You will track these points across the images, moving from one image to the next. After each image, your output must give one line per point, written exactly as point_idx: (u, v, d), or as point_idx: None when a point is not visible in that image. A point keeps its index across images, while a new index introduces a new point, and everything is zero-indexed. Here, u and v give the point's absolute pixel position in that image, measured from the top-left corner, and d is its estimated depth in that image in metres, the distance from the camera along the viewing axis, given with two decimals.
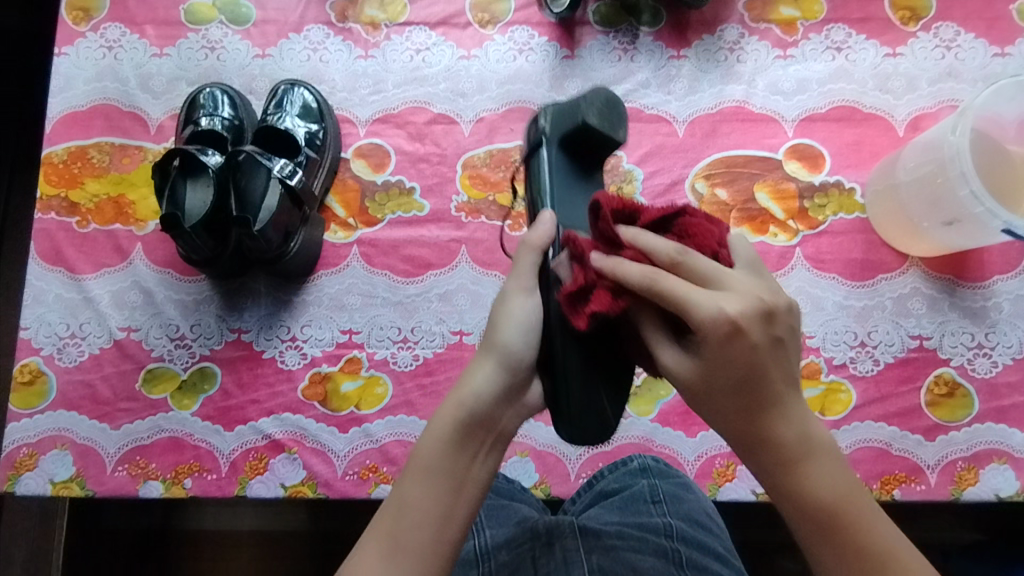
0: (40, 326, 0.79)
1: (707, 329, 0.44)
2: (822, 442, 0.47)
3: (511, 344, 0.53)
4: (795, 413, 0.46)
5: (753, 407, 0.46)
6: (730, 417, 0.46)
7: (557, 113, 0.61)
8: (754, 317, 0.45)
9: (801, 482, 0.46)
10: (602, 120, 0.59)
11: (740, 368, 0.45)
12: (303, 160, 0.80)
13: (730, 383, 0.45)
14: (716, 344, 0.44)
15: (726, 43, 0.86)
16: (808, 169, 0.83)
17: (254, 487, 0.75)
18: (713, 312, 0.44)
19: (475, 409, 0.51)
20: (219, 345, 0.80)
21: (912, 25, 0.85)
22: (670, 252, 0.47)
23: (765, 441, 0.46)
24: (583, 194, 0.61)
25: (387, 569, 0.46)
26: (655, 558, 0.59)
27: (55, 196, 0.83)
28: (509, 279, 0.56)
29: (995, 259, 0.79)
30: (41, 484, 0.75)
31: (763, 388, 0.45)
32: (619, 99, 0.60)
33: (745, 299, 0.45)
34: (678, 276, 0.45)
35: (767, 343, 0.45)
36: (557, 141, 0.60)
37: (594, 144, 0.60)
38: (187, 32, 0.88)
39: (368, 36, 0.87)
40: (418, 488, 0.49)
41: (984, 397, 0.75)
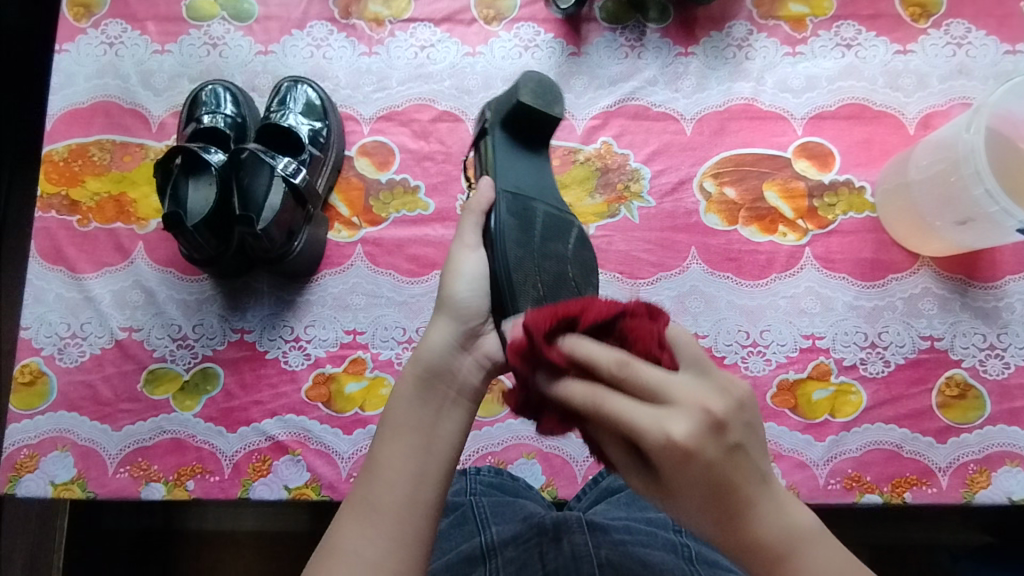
0: (40, 326, 0.78)
1: (659, 455, 0.40)
2: (803, 522, 0.42)
3: (459, 296, 0.55)
4: (772, 503, 0.42)
5: (730, 512, 0.41)
6: (706, 527, 0.42)
7: (499, 106, 0.65)
8: (704, 435, 0.40)
9: (791, 574, 0.41)
10: (536, 98, 0.62)
11: (704, 485, 0.40)
12: (307, 158, 0.80)
13: (699, 499, 0.41)
14: (672, 469, 0.40)
15: (734, 40, 0.85)
16: (817, 167, 0.82)
17: (257, 489, 0.74)
18: (660, 440, 0.40)
19: (432, 362, 0.52)
20: (221, 345, 0.79)
21: (922, 21, 0.84)
22: (609, 360, 0.43)
23: (750, 539, 0.41)
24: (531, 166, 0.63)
25: (366, 530, 0.44)
26: (665, 552, 0.58)
27: (55, 194, 0.82)
28: (455, 244, 0.59)
29: (1006, 259, 0.78)
30: (41, 486, 0.74)
31: (727, 495, 0.41)
32: (552, 82, 0.64)
33: (692, 415, 0.40)
34: (624, 394, 0.42)
35: (723, 457, 0.40)
36: (500, 124, 0.64)
37: (533, 123, 0.63)
38: (188, 28, 0.87)
39: (372, 32, 0.87)
40: (389, 447, 0.48)
41: (996, 399, 0.75)
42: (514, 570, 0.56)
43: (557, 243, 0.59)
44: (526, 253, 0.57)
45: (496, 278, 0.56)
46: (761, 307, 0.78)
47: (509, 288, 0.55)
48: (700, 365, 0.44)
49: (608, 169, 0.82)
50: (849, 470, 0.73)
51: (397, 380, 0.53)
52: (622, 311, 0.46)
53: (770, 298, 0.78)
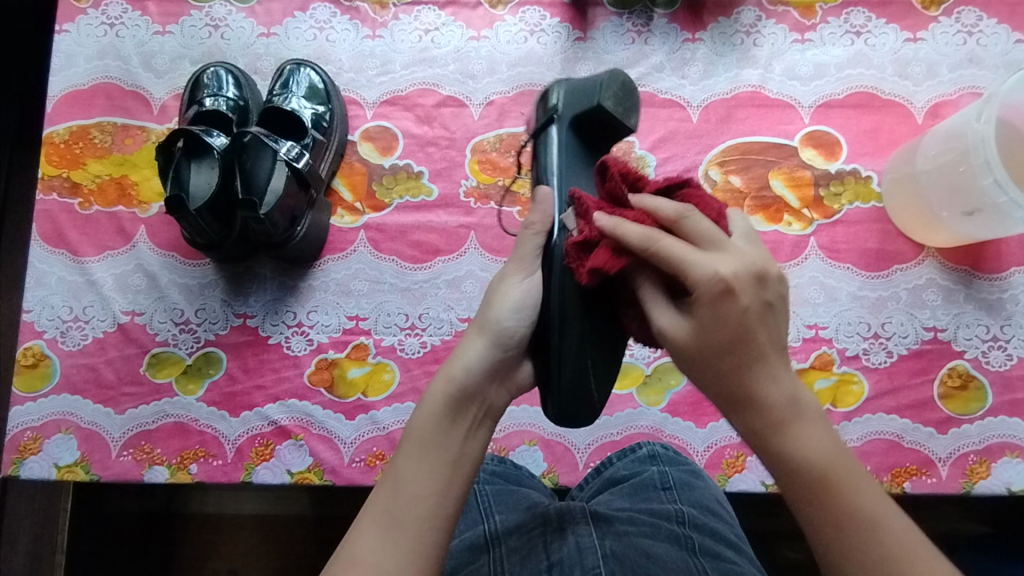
0: (42, 309, 0.78)
1: (704, 287, 0.44)
2: (811, 404, 0.46)
3: (504, 323, 0.54)
4: (786, 372, 0.46)
5: (746, 365, 0.45)
6: (720, 376, 0.45)
7: (573, 96, 0.63)
8: (747, 280, 0.45)
9: (789, 442, 0.45)
10: (616, 104, 0.60)
11: (734, 328, 0.44)
12: (310, 142, 0.79)
13: (721, 344, 0.45)
14: (711, 304, 0.44)
15: (743, 26, 0.84)
16: (824, 156, 0.81)
17: (260, 473, 0.74)
18: (709, 273, 0.44)
19: (464, 383, 0.52)
20: (224, 329, 0.79)
21: (932, 9, 0.83)
22: (672, 207, 0.47)
23: (759, 398, 0.45)
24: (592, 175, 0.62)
25: (386, 543, 0.44)
26: (668, 544, 0.58)
27: (56, 176, 0.81)
28: (510, 259, 0.57)
29: (1012, 250, 0.78)
30: (45, 468, 0.74)
31: (750, 344, 0.45)
32: (634, 88, 0.62)
33: (740, 262, 0.45)
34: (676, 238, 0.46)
35: (759, 306, 0.45)
36: (569, 121, 0.62)
37: (603, 127, 0.62)
38: (190, 9, 0.86)
39: (375, 15, 0.86)
40: (415, 462, 0.48)
41: (998, 390, 0.75)
42: (518, 559, 0.57)
43: None
44: None
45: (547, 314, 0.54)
46: None
47: (557, 320, 0.53)
48: (751, 238, 0.49)
49: (612, 157, 0.82)
50: None
51: (424, 392, 0.52)
52: (684, 184, 0.51)
53: None
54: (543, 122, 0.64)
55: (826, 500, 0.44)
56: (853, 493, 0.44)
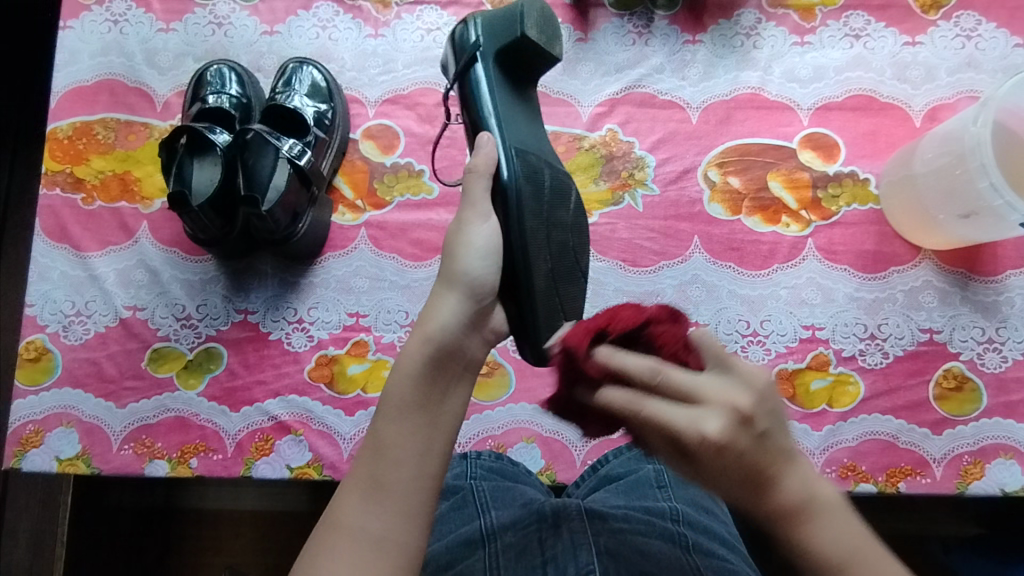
0: (45, 303, 0.79)
1: (694, 447, 0.43)
2: (831, 500, 0.44)
3: (473, 271, 0.53)
4: (801, 479, 0.44)
5: (758, 493, 0.43)
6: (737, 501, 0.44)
7: (494, 25, 0.62)
8: (734, 427, 0.43)
9: (815, 550, 0.43)
10: (539, 32, 0.62)
11: (734, 466, 0.43)
12: (312, 139, 0.79)
13: (729, 482, 0.43)
14: (707, 460, 0.43)
15: (743, 28, 0.85)
16: (822, 158, 0.82)
17: (260, 467, 0.75)
18: (694, 435, 0.43)
19: (443, 340, 0.50)
20: (226, 325, 0.79)
21: (932, 13, 0.84)
22: (641, 368, 0.46)
23: (776, 514, 0.43)
24: (522, 111, 0.64)
25: (369, 508, 0.45)
26: (662, 541, 0.59)
27: (60, 171, 0.82)
28: (463, 208, 0.56)
29: (1008, 253, 0.79)
30: (46, 461, 0.75)
31: (760, 476, 0.43)
32: (551, 16, 0.64)
33: (721, 413, 0.44)
34: (659, 397, 0.45)
35: (753, 445, 0.43)
36: (494, 56, 0.62)
37: (528, 57, 0.63)
38: (194, 6, 0.86)
39: (378, 14, 0.86)
40: (393, 423, 0.48)
41: (993, 392, 0.75)
42: (513, 555, 0.57)
43: (561, 208, 0.61)
44: (539, 222, 0.57)
45: (511, 250, 0.55)
46: (762, 297, 0.79)
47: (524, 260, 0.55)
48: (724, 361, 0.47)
49: (612, 157, 0.82)
50: (844, 459, 0.74)
51: (401, 352, 0.51)
52: (649, 319, 0.49)
53: (771, 288, 0.79)
54: (464, 62, 0.62)
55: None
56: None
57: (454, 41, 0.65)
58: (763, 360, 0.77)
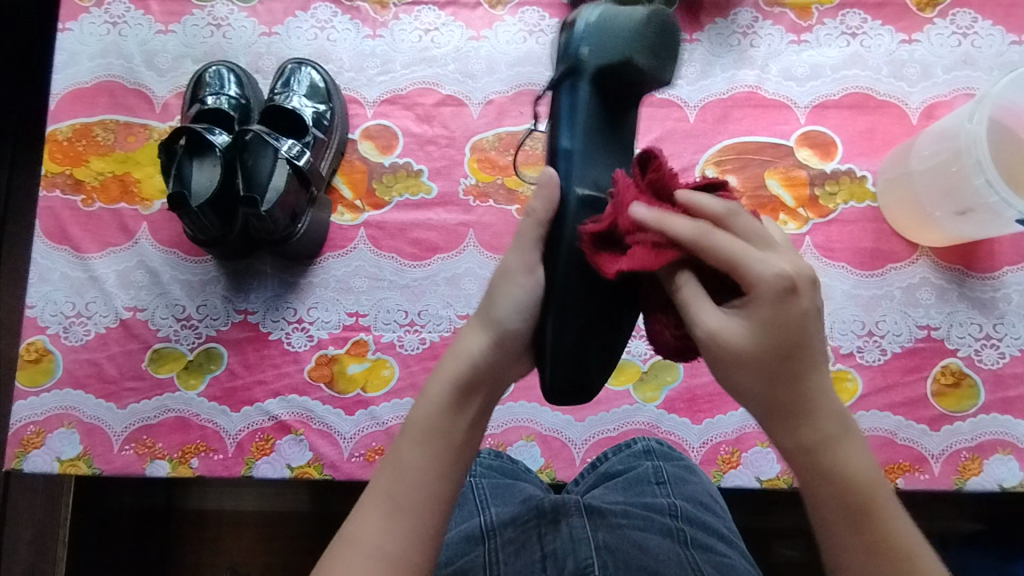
0: (45, 305, 0.79)
1: (766, 285, 0.43)
2: (847, 414, 0.47)
3: (507, 321, 0.52)
4: (829, 382, 0.46)
5: (797, 376, 0.44)
6: (770, 380, 0.45)
7: (600, 39, 0.55)
8: (807, 282, 0.45)
9: (838, 456, 0.45)
10: (645, 57, 0.55)
11: (794, 330, 0.44)
12: (311, 140, 0.80)
13: (778, 349, 0.44)
14: (772, 304, 0.43)
15: (740, 27, 0.85)
16: (819, 156, 0.82)
17: (260, 467, 0.75)
18: (772, 270, 0.43)
19: (470, 373, 0.52)
20: (226, 325, 0.79)
21: (928, 11, 0.84)
22: (722, 204, 0.45)
23: (801, 405, 0.45)
24: (610, 143, 0.56)
25: (387, 526, 0.46)
26: (661, 536, 0.59)
27: (59, 173, 0.82)
28: (511, 251, 0.54)
29: (1005, 250, 0.79)
30: (47, 462, 0.75)
31: (801, 356, 0.44)
32: (668, 35, 0.56)
33: (792, 264, 0.45)
34: (727, 232, 0.44)
35: (810, 317, 0.45)
36: (592, 75, 0.55)
37: (631, 82, 0.56)
38: (192, 8, 0.86)
39: (376, 15, 0.86)
40: (416, 448, 0.49)
41: (990, 388, 0.75)
42: (513, 550, 0.58)
43: None
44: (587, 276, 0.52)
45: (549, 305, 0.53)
46: None
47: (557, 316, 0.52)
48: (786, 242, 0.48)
49: None
50: None
51: (428, 381, 0.52)
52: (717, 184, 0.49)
53: None
54: (564, 73, 0.57)
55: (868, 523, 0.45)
56: (891, 513, 0.46)
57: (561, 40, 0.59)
58: None
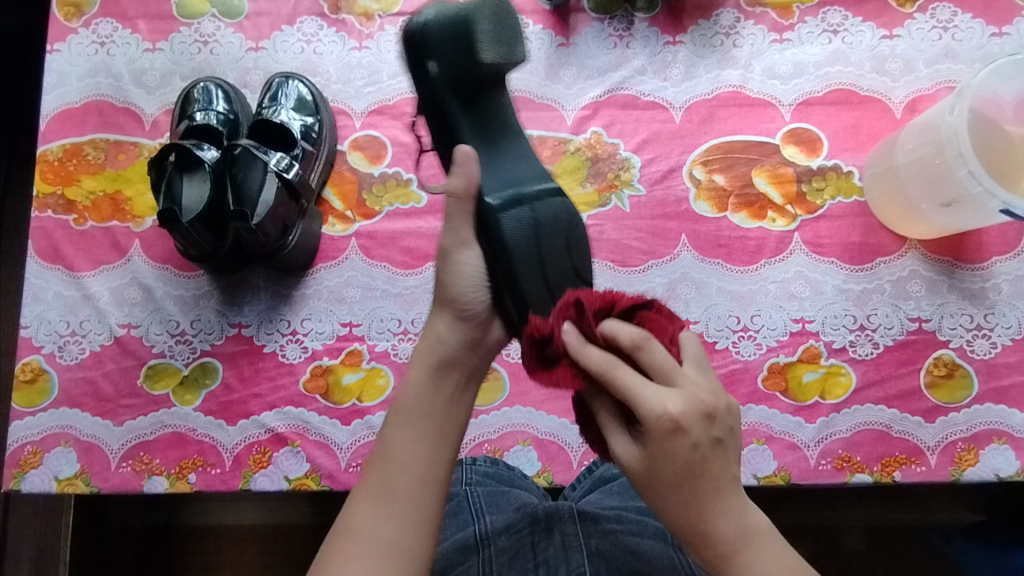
0: (40, 324, 0.79)
1: (652, 424, 0.44)
2: (762, 527, 0.47)
3: (459, 295, 0.54)
4: (738, 507, 0.46)
5: (701, 501, 0.45)
6: (673, 507, 0.46)
7: (447, 47, 0.58)
8: (697, 416, 0.45)
9: (741, 573, 0.46)
10: (496, 47, 0.57)
11: (680, 463, 0.45)
12: (300, 152, 0.80)
13: (671, 477, 0.45)
14: (660, 439, 0.44)
15: (722, 28, 0.86)
16: (805, 153, 0.83)
17: (258, 480, 0.75)
18: (658, 411, 0.44)
19: (443, 354, 0.53)
20: (220, 339, 0.80)
21: (908, 6, 0.85)
22: (629, 336, 0.45)
23: (709, 533, 0.46)
24: (506, 132, 0.59)
25: (381, 512, 0.48)
26: (655, 541, 0.60)
27: (51, 194, 0.82)
28: (446, 233, 0.55)
29: (993, 240, 0.79)
30: (45, 481, 0.75)
31: (698, 482, 0.45)
32: (507, 16, 0.59)
33: (687, 398, 0.45)
34: (631, 371, 0.45)
35: (707, 443, 0.45)
36: (451, 86, 0.58)
37: (493, 74, 0.58)
38: (179, 26, 0.87)
39: (362, 27, 0.87)
40: (400, 431, 0.51)
41: (984, 377, 0.76)
42: (507, 559, 0.58)
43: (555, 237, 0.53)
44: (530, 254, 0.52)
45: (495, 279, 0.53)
46: (752, 292, 0.79)
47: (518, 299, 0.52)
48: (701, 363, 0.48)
49: (598, 159, 0.83)
50: (839, 450, 0.75)
51: (404, 375, 0.54)
52: (647, 303, 0.49)
53: (760, 283, 0.79)
54: (427, 94, 0.60)
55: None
56: None
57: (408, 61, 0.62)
58: (754, 355, 0.77)
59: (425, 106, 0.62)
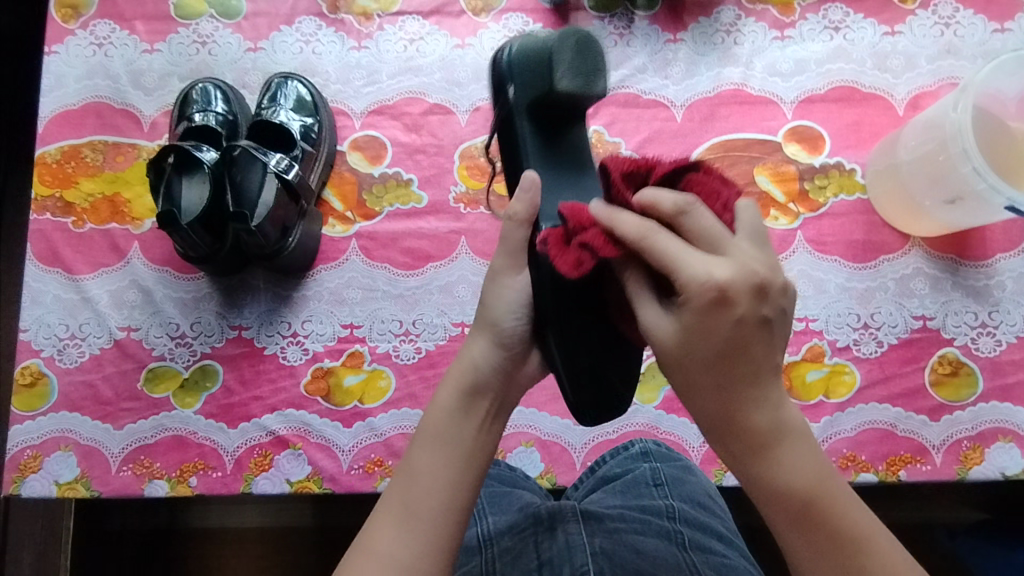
0: (39, 328, 0.79)
1: (694, 292, 0.41)
2: (797, 427, 0.45)
3: (503, 321, 0.54)
4: (774, 399, 0.44)
5: (736, 382, 0.43)
6: (708, 387, 0.44)
7: (526, 76, 0.59)
8: (745, 289, 0.42)
9: (771, 466, 0.44)
10: (573, 79, 0.55)
11: (720, 339, 0.42)
12: (300, 153, 0.80)
13: (707, 353, 0.43)
14: (702, 311, 0.42)
15: (723, 25, 0.85)
16: (807, 150, 0.82)
17: (259, 483, 0.75)
18: (703, 279, 0.41)
19: (476, 378, 0.53)
20: (220, 342, 0.79)
21: (909, 2, 0.84)
22: (673, 203, 0.43)
23: (741, 419, 0.44)
24: (569, 164, 0.59)
25: (402, 533, 0.47)
26: (658, 539, 0.59)
27: (49, 196, 0.82)
28: (501, 256, 0.55)
29: (997, 237, 0.79)
30: (45, 486, 0.75)
31: (736, 364, 0.43)
32: (594, 47, 0.55)
33: (737, 269, 0.42)
34: (673, 236, 0.43)
35: (754, 322, 0.42)
36: (526, 112, 0.59)
37: (566, 102, 0.57)
38: (177, 27, 0.87)
39: (360, 26, 0.86)
40: (427, 454, 0.50)
41: (989, 375, 0.75)
42: (510, 559, 0.58)
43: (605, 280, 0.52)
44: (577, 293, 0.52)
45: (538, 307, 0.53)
46: None
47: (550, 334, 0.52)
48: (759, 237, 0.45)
49: (599, 158, 0.82)
50: (844, 450, 0.74)
51: (435, 396, 0.54)
52: (693, 166, 0.46)
53: None
54: (504, 115, 0.62)
55: (812, 526, 0.44)
56: (847, 526, 0.45)
57: (494, 85, 0.64)
58: None
59: (499, 125, 0.63)
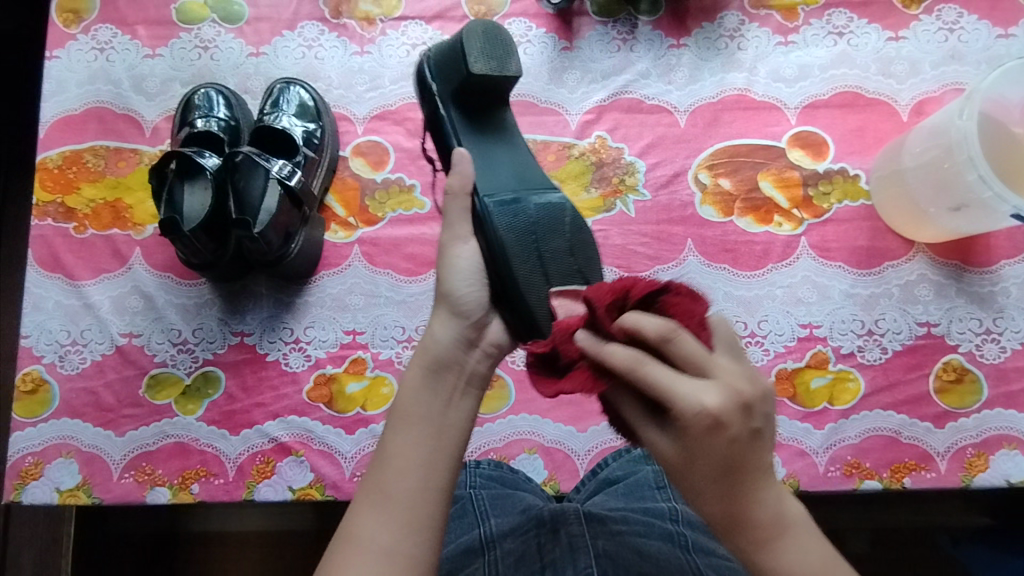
0: (40, 334, 0.79)
1: (689, 420, 0.42)
2: (799, 517, 0.45)
3: (457, 292, 0.54)
4: (775, 495, 0.44)
5: (735, 493, 0.43)
6: (710, 502, 0.43)
7: (447, 69, 0.66)
8: (734, 409, 0.43)
9: (779, 564, 0.43)
10: (486, 62, 0.63)
11: (718, 457, 0.42)
12: (302, 159, 0.79)
13: (707, 470, 0.43)
14: (696, 435, 0.42)
15: (726, 30, 0.85)
16: (811, 156, 0.82)
17: (261, 490, 0.75)
18: (693, 406, 0.42)
19: (439, 352, 0.51)
20: (221, 348, 0.79)
21: (913, 7, 0.84)
22: (656, 328, 0.44)
23: (746, 524, 0.43)
24: (497, 144, 0.65)
25: (381, 517, 0.45)
26: (662, 542, 0.59)
27: (50, 202, 0.82)
28: (444, 229, 0.57)
29: (1001, 243, 0.79)
30: (47, 493, 0.74)
31: (734, 476, 0.43)
32: (500, 37, 0.64)
33: (723, 389, 0.43)
34: (661, 363, 0.43)
35: (745, 436, 0.43)
36: (452, 101, 0.66)
37: (488, 87, 0.64)
38: (178, 31, 0.86)
39: (363, 31, 0.86)
40: (397, 435, 0.48)
41: (993, 382, 0.75)
42: (513, 561, 0.57)
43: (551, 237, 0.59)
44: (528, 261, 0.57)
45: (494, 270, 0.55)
46: (759, 297, 0.78)
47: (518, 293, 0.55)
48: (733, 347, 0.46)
49: (602, 164, 0.82)
50: (848, 457, 0.74)
51: (402, 379, 0.52)
52: (666, 287, 0.47)
53: (767, 288, 0.79)
54: (430, 110, 0.68)
55: None
56: None
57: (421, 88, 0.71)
58: (761, 361, 0.77)
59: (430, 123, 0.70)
